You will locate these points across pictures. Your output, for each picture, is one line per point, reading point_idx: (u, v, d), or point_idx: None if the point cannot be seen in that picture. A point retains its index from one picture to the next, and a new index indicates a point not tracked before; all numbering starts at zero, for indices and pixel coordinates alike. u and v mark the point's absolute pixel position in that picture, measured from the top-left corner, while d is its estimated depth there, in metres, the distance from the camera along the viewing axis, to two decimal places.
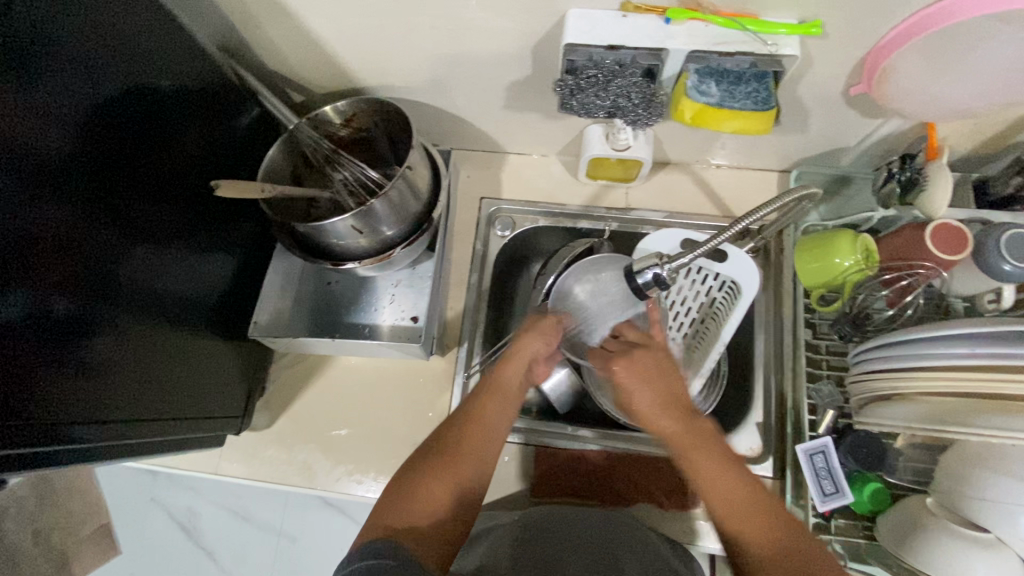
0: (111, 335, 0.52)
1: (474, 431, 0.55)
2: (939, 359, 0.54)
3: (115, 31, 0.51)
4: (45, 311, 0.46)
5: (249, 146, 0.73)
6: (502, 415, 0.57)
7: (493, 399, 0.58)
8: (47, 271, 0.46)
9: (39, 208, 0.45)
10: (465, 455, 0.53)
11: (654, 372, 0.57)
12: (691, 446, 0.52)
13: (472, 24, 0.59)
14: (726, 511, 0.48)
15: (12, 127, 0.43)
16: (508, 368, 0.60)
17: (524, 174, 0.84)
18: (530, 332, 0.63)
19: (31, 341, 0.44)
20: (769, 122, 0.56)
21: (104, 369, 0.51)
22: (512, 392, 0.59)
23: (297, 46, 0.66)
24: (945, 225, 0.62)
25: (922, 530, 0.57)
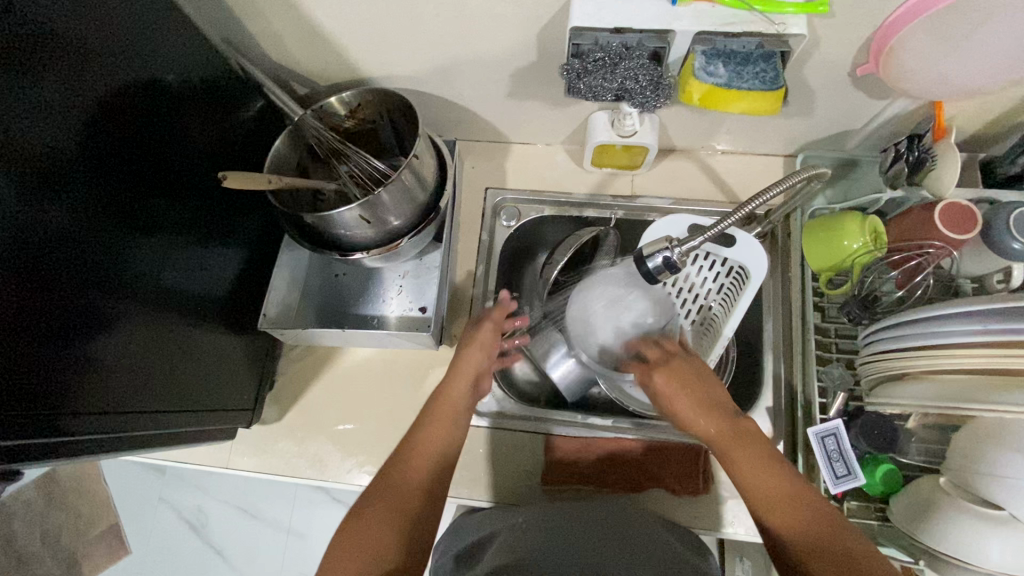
0: (117, 331, 0.52)
1: (415, 459, 0.58)
2: (951, 337, 0.54)
3: (112, 24, 0.50)
4: (50, 306, 0.45)
5: (255, 140, 0.73)
6: (443, 436, 0.60)
7: (435, 421, 0.61)
8: (51, 267, 0.46)
9: (42, 204, 0.45)
10: (410, 470, 0.57)
11: (690, 378, 0.61)
12: (733, 444, 0.55)
13: (478, 11, 0.58)
14: (768, 502, 0.50)
15: (7, 123, 0.42)
16: (453, 387, 0.64)
17: (529, 164, 0.84)
18: (469, 348, 0.67)
19: (37, 338, 0.44)
20: (778, 102, 0.55)
21: (111, 366, 0.51)
22: (455, 406, 0.63)
23: (301, 38, 0.66)
24: (955, 204, 0.62)
25: (937, 510, 0.56)
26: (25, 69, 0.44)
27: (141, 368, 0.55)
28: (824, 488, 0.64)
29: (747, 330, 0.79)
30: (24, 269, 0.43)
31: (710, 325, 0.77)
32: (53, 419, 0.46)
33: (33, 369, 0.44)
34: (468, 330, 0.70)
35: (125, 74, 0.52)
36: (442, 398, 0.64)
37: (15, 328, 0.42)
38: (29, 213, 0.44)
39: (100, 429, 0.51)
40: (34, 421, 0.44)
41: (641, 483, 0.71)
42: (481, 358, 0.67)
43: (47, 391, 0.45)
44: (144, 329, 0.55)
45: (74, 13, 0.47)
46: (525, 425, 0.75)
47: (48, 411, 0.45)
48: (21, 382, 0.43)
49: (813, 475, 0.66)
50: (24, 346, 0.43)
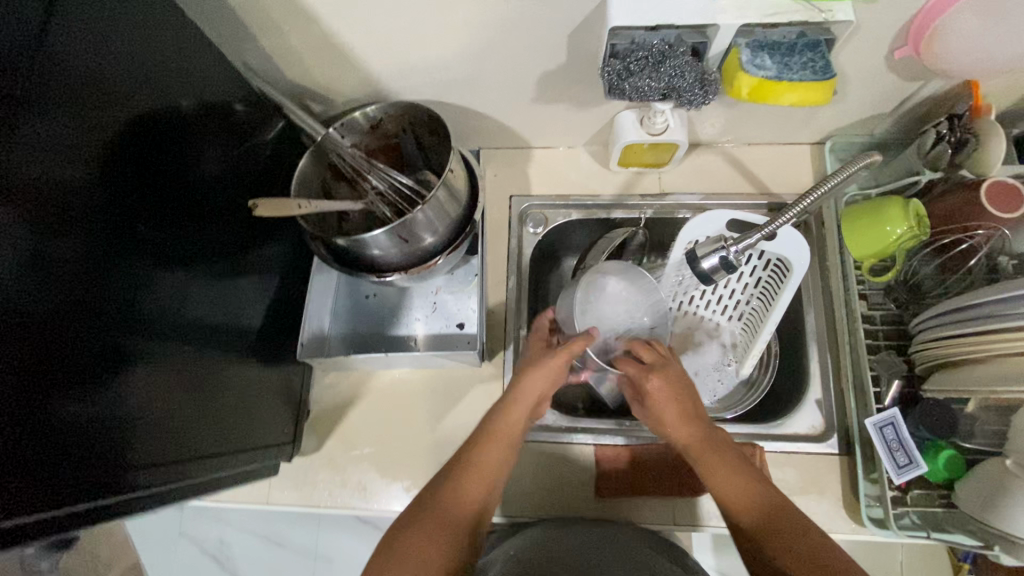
0: (135, 374, 0.47)
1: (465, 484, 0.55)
2: (1008, 322, 0.54)
3: (117, 40, 0.46)
4: (67, 352, 0.41)
5: (276, 163, 0.71)
6: (494, 460, 0.57)
7: (492, 445, 0.58)
8: (66, 309, 0.41)
9: (50, 239, 0.41)
10: (466, 498, 0.54)
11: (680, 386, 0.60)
12: (708, 451, 0.57)
13: (508, 16, 0.57)
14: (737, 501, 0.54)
15: (29, 163, 0.39)
16: (514, 410, 0.60)
17: (553, 168, 0.82)
18: (534, 370, 0.61)
19: (62, 388, 0.40)
20: (829, 92, 0.53)
21: (131, 412, 0.47)
22: (513, 426, 0.60)
23: (319, 53, 0.63)
24: (999, 183, 0.61)
25: (1011, 496, 0.55)
26: (26, 90, 0.39)
27: (166, 411, 0.51)
28: (887, 479, 0.63)
29: (787, 322, 0.78)
30: (36, 313, 0.39)
31: (752, 319, 0.76)
32: (89, 478, 0.42)
33: (53, 426, 0.39)
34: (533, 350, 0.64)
35: (133, 95, 0.48)
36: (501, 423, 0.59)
37: (36, 380, 0.38)
38: (38, 251, 0.40)
39: (132, 482, 0.46)
40: (59, 483, 0.40)
41: (696, 486, 0.70)
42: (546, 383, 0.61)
43: (70, 449, 0.41)
44: (165, 369, 0.51)
45: (75, 27, 0.42)
46: (571, 438, 0.74)
47: (72, 471, 0.41)
48: (49, 442, 0.39)
49: (873, 466, 0.66)
50: (42, 400, 0.39)
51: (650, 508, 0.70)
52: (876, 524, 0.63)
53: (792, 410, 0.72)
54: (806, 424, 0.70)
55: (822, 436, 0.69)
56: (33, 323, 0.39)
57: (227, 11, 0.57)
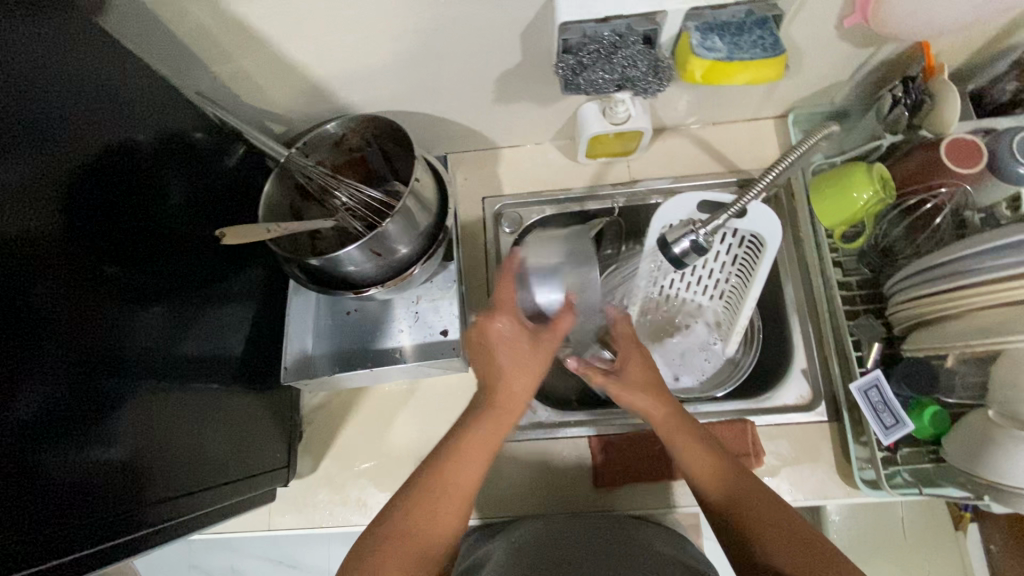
0: (122, 417, 0.47)
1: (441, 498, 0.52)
2: (976, 275, 0.55)
3: (60, 82, 0.45)
4: (51, 401, 0.41)
5: (242, 188, 0.70)
6: (471, 471, 0.54)
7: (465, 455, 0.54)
8: (47, 358, 0.41)
9: (18, 293, 0.40)
10: (438, 520, 0.51)
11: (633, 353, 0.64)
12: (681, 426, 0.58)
13: (458, 21, 0.57)
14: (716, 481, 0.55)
15: None
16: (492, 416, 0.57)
17: (522, 166, 0.82)
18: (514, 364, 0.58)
19: (48, 438, 0.40)
20: (781, 69, 0.52)
21: (123, 454, 0.47)
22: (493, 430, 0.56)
23: (272, 74, 0.62)
24: (959, 140, 0.62)
25: (994, 446, 0.56)
26: None
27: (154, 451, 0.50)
28: (875, 441, 0.64)
29: (767, 296, 0.79)
30: (15, 370, 0.39)
31: (732, 297, 0.77)
32: (80, 526, 0.42)
33: (43, 479, 0.40)
34: (507, 339, 0.59)
35: (90, 135, 0.48)
36: (477, 431, 0.56)
37: (21, 433, 0.38)
38: (10, 301, 0.39)
39: (130, 524, 0.47)
40: (56, 534, 0.40)
41: None
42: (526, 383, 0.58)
43: (62, 500, 0.41)
44: (152, 406, 0.51)
45: (18, 74, 0.42)
46: (567, 431, 0.75)
47: (66, 519, 0.41)
48: (38, 494, 0.39)
49: (861, 429, 0.67)
50: (28, 451, 0.39)
51: (650, 492, 0.72)
52: (868, 485, 0.65)
53: (779, 382, 0.74)
54: (794, 394, 0.72)
55: (810, 405, 0.71)
56: (14, 375, 0.38)
57: (172, 41, 0.56)
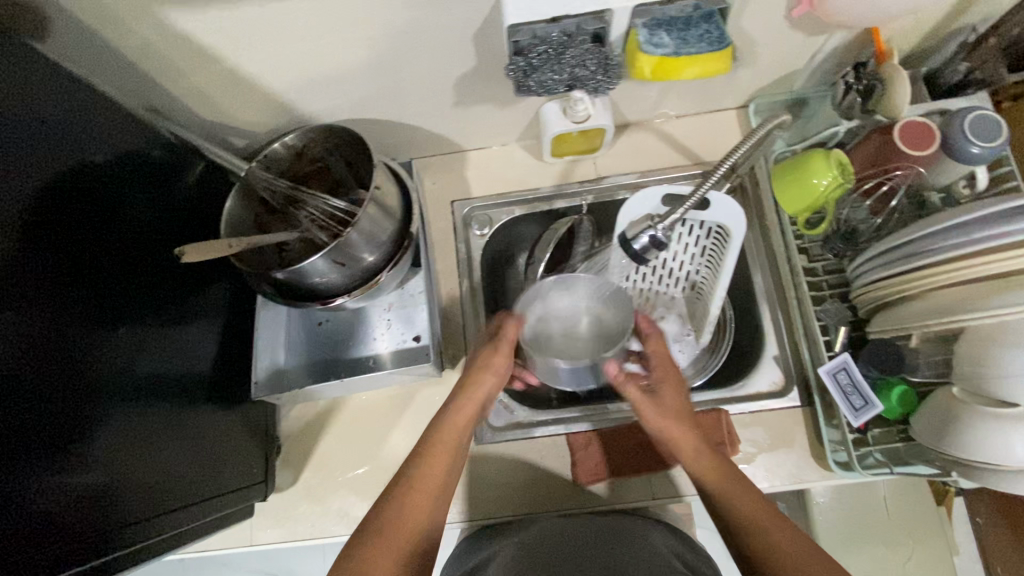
0: (91, 442, 0.47)
1: (417, 495, 0.55)
2: (931, 255, 0.56)
3: (10, 108, 0.45)
4: (16, 429, 0.41)
5: (205, 203, 0.69)
6: (444, 471, 0.58)
7: (438, 456, 0.58)
8: (10, 386, 0.41)
9: None
10: (412, 516, 0.54)
11: (670, 373, 0.65)
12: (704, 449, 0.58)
13: (409, 27, 0.57)
14: (734, 495, 0.54)
15: None
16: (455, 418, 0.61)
17: (489, 168, 0.83)
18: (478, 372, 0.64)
19: (13, 468, 0.40)
20: (728, 61, 0.54)
21: (94, 479, 0.47)
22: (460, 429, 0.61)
23: (227, 88, 0.62)
24: (914, 122, 0.62)
25: (959, 422, 0.57)
26: None
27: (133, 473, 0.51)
28: (846, 424, 0.65)
29: (737, 285, 0.80)
30: None
31: (702, 287, 0.78)
32: (50, 554, 0.42)
33: (7, 507, 0.39)
34: (478, 352, 0.66)
35: (47, 159, 0.47)
36: (444, 432, 0.60)
37: None
38: None
39: (99, 548, 0.47)
40: (25, 563, 0.40)
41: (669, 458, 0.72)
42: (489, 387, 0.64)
43: (30, 525, 0.41)
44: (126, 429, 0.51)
45: None
46: (545, 430, 0.75)
47: (35, 547, 0.41)
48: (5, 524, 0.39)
49: (832, 412, 0.68)
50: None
51: (629, 486, 0.72)
52: (842, 467, 0.65)
53: (752, 370, 0.74)
54: (767, 381, 0.72)
55: (783, 391, 0.72)
56: None
57: (121, 60, 0.55)
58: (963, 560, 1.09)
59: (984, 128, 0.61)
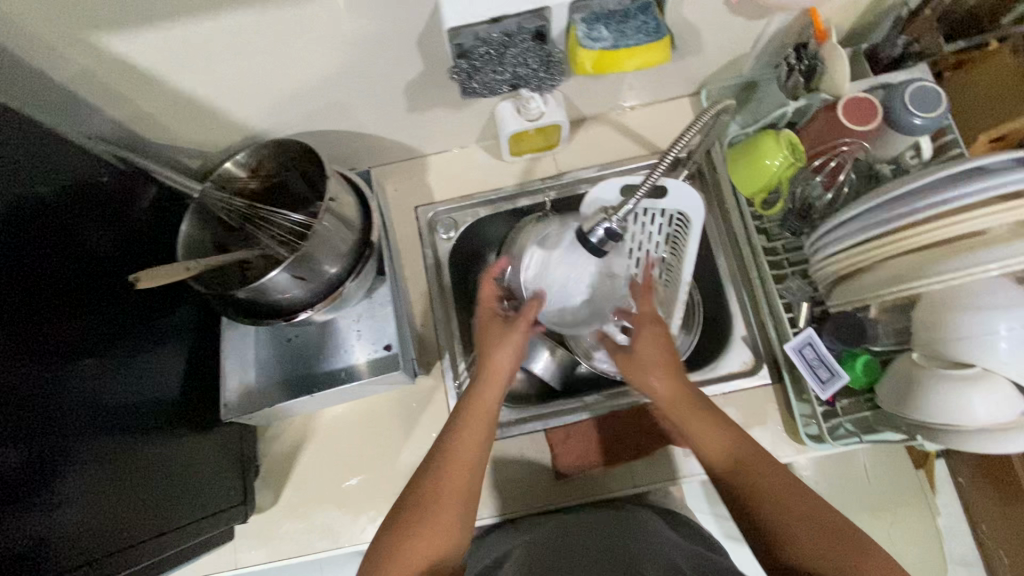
0: (51, 482, 0.47)
1: (455, 468, 0.55)
2: (876, 225, 0.59)
3: None
4: None
5: (162, 227, 0.68)
6: (481, 447, 0.57)
7: (472, 427, 0.58)
8: None
9: None
10: (447, 498, 0.54)
11: (665, 352, 0.61)
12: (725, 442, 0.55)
13: (351, 37, 0.56)
14: (765, 498, 0.50)
15: None
16: (486, 391, 0.60)
17: (451, 171, 0.83)
18: (503, 345, 0.63)
19: None
20: (666, 52, 0.55)
21: (71, 516, 0.48)
22: (489, 402, 0.60)
23: (174, 111, 0.62)
24: (857, 98, 0.64)
25: (921, 387, 0.59)
26: None
27: (115, 499, 0.53)
28: (815, 397, 0.66)
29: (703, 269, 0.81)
30: None
31: (668, 276, 0.78)
32: None
33: None
34: (498, 325, 0.64)
35: None
36: (479, 403, 0.59)
37: None
38: None
39: None
40: None
41: (647, 445, 0.73)
42: (513, 359, 0.63)
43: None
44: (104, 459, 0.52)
45: None
46: (524, 428, 0.75)
47: None
48: None
49: (801, 386, 0.69)
50: None
51: (613, 475, 0.73)
52: (814, 440, 0.67)
53: (723, 351, 0.76)
54: (738, 361, 0.74)
55: (754, 370, 0.73)
56: None
57: (59, 88, 0.54)
58: (947, 520, 1.12)
59: (925, 100, 0.63)
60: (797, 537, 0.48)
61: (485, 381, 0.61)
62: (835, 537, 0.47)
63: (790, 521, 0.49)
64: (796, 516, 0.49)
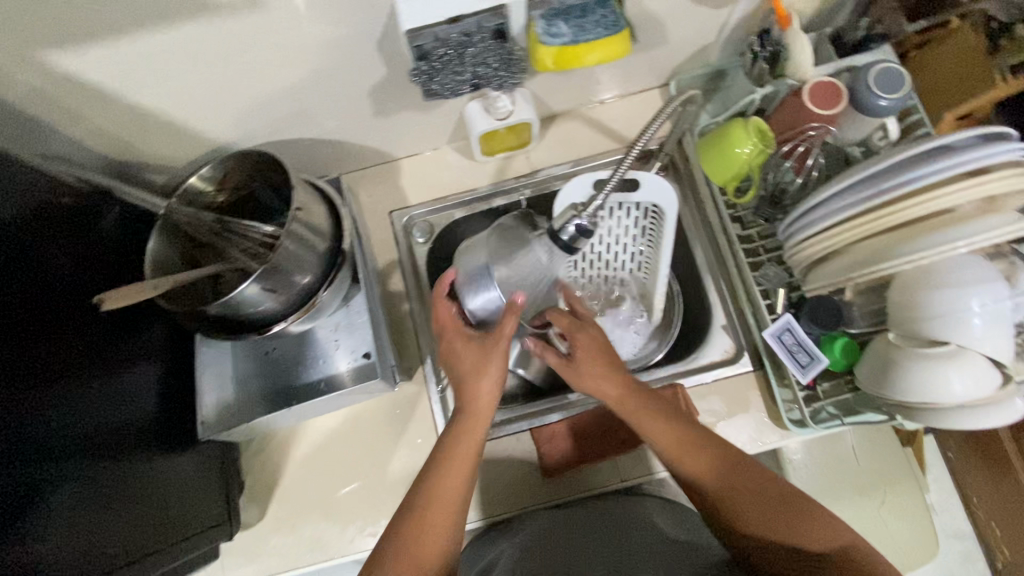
0: (31, 515, 0.46)
1: (437, 512, 0.54)
2: (847, 211, 0.59)
3: None
4: None
5: (127, 245, 0.67)
6: (461, 485, 0.56)
7: (454, 467, 0.57)
8: None
9: None
10: (429, 538, 0.53)
11: (596, 352, 0.62)
12: (695, 450, 0.57)
13: (309, 43, 0.56)
14: (728, 493, 0.55)
15: None
16: (468, 427, 0.58)
17: (424, 174, 0.82)
18: (482, 377, 0.59)
19: None
20: (627, 42, 0.55)
21: (53, 548, 0.47)
22: (470, 437, 0.58)
23: (133, 127, 0.60)
24: (822, 83, 0.64)
25: (898, 368, 0.59)
26: None
27: (122, 513, 0.55)
28: (796, 381, 0.67)
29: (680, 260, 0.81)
30: None
31: (647, 266, 0.79)
32: None
33: None
34: (473, 350, 0.60)
35: None
36: (462, 443, 0.58)
37: None
38: None
39: None
40: None
41: (632, 439, 0.73)
42: (492, 388, 0.59)
43: None
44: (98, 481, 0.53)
45: None
46: (510, 429, 0.75)
47: None
48: None
49: (781, 372, 0.69)
50: None
51: (600, 471, 0.73)
52: (796, 425, 0.67)
53: (704, 341, 0.76)
54: (719, 350, 0.74)
55: (734, 358, 0.73)
56: None
57: (10, 110, 0.53)
58: (936, 495, 1.13)
59: (889, 81, 0.63)
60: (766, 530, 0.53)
61: (465, 412, 0.59)
62: (775, 501, 0.53)
63: (752, 515, 0.53)
64: (742, 491, 0.54)
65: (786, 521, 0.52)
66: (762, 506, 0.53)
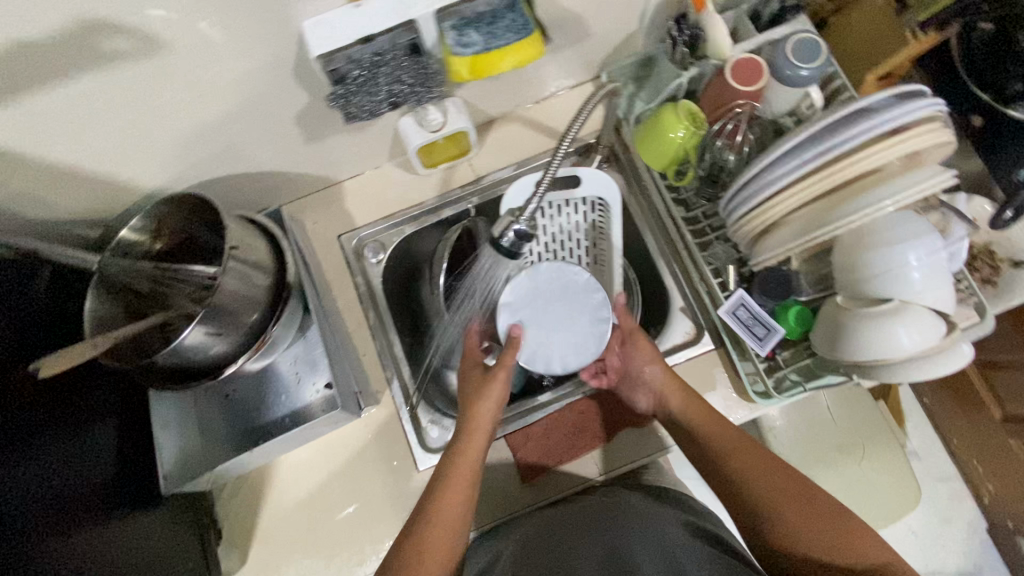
0: None
1: (440, 529, 0.56)
2: (786, 178, 0.59)
3: None
4: None
5: (66, 306, 0.65)
6: (463, 500, 0.59)
7: (455, 483, 0.59)
8: None
9: None
10: (435, 553, 0.55)
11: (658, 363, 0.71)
12: (745, 453, 0.63)
13: (222, 79, 0.54)
14: (773, 497, 0.60)
15: None
16: (472, 442, 0.63)
17: (369, 194, 0.81)
18: (481, 399, 0.67)
19: None
20: (539, 44, 0.56)
21: None
22: (472, 454, 0.62)
23: (55, 185, 0.59)
24: (743, 61, 0.64)
25: (849, 329, 0.60)
26: None
27: None
28: (755, 355, 0.68)
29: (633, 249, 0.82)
30: None
31: (602, 260, 0.80)
32: None
33: None
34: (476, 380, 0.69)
35: None
36: (463, 459, 0.61)
37: None
38: None
39: None
40: None
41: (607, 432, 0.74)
42: (495, 407, 0.66)
43: None
44: (77, 545, 0.54)
45: None
46: None
47: None
48: None
49: (741, 347, 0.70)
50: None
51: (579, 470, 0.73)
52: (762, 397, 0.69)
53: (665, 325, 0.77)
54: (680, 333, 0.76)
55: (696, 339, 0.75)
56: None
57: None
58: (917, 442, 1.16)
59: (805, 51, 0.64)
60: (800, 531, 0.57)
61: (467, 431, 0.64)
62: (816, 507, 0.59)
63: (793, 518, 0.58)
64: (787, 500, 0.60)
65: (815, 526, 0.57)
66: (800, 509, 0.59)
